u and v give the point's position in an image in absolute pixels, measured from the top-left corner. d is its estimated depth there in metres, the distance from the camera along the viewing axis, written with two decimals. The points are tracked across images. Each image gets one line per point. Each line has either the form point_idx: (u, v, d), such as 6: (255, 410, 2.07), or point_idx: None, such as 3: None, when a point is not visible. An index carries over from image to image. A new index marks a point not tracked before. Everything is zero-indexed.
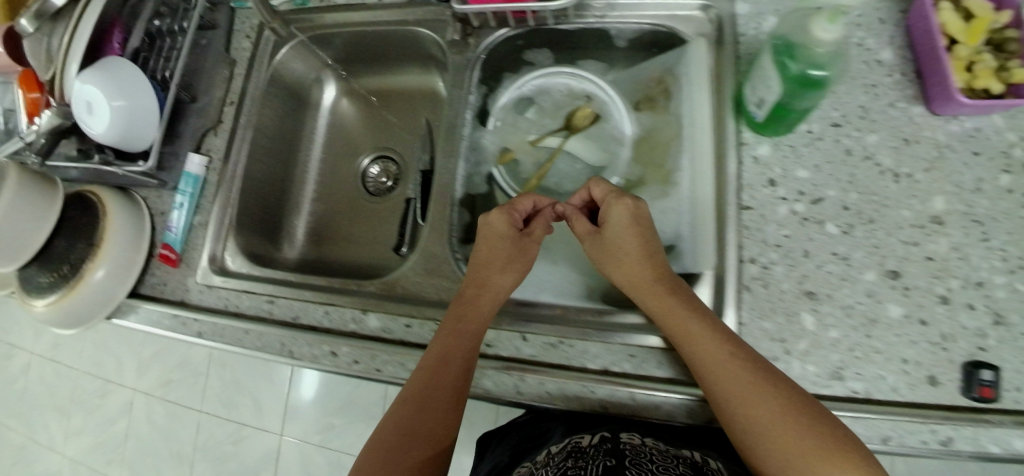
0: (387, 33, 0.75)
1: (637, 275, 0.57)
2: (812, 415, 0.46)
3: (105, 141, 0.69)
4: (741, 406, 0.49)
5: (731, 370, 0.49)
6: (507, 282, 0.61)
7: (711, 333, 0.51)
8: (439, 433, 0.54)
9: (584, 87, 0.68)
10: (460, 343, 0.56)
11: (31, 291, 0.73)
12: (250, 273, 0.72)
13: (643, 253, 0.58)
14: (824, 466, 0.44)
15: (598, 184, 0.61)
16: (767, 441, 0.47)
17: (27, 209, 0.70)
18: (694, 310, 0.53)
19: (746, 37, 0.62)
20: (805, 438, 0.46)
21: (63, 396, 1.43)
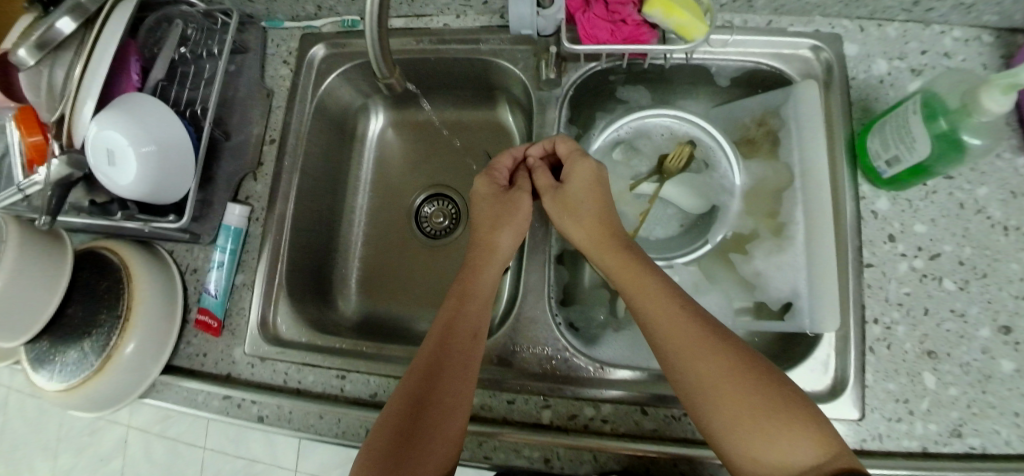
0: (453, 61, 0.67)
1: (594, 233, 0.55)
2: (769, 375, 0.45)
3: (131, 194, 0.59)
4: (693, 366, 0.46)
5: (683, 327, 0.47)
6: (510, 241, 0.58)
7: (666, 291, 0.50)
8: (447, 413, 0.49)
9: (688, 131, 0.63)
10: (468, 310, 0.55)
11: (43, 374, 0.62)
12: (309, 342, 0.63)
13: (599, 211, 0.55)
14: (772, 426, 0.42)
15: (562, 141, 0.58)
16: (711, 401, 0.44)
17: (34, 274, 0.59)
18: (650, 268, 0.52)
19: (857, 80, 0.60)
20: (755, 397, 0.43)
21: (47, 433, 1.22)
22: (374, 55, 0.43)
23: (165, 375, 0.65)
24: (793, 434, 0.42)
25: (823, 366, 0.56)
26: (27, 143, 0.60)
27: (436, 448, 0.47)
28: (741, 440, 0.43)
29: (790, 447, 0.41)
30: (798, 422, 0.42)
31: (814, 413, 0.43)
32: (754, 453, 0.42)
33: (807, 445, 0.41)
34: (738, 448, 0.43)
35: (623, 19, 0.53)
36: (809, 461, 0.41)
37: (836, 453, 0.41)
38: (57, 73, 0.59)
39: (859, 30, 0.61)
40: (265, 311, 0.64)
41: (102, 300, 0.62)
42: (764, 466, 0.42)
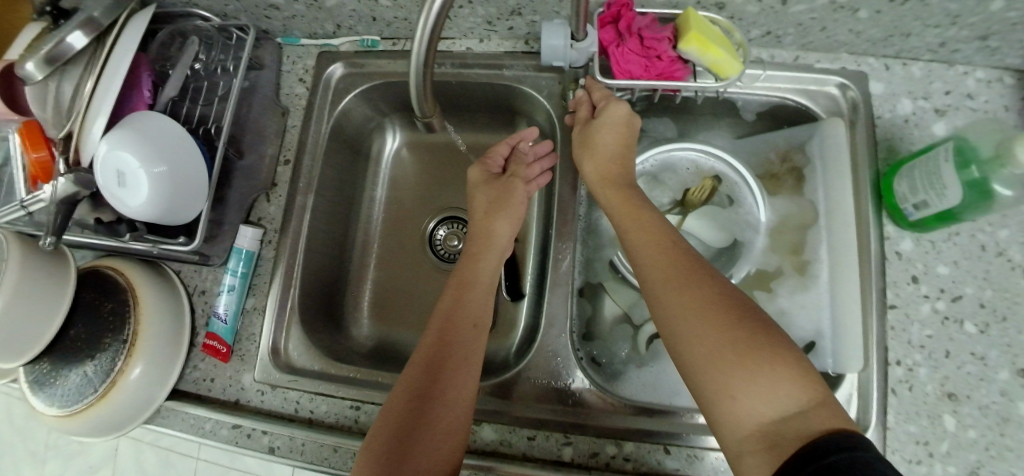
0: (476, 85, 0.66)
1: (600, 172, 0.56)
2: (759, 320, 0.42)
3: (142, 216, 0.56)
4: (678, 303, 0.44)
5: (674, 269, 0.47)
6: (506, 228, 0.61)
7: (662, 237, 0.50)
8: (458, 398, 0.50)
9: (715, 166, 0.65)
10: (470, 299, 0.56)
11: (43, 398, 0.59)
12: (320, 369, 0.62)
13: (614, 163, 0.56)
14: (754, 367, 0.40)
15: (596, 87, 0.57)
16: (690, 335, 0.43)
17: (35, 295, 0.56)
18: (650, 217, 0.52)
19: (882, 119, 0.60)
20: (739, 337, 0.41)
21: (34, 440, 1.04)
22: (415, 83, 0.41)
23: (170, 401, 0.63)
24: (777, 377, 0.39)
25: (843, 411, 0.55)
26: (32, 159, 0.58)
27: (447, 431, 0.48)
28: (719, 379, 0.41)
29: (771, 389, 0.39)
30: (784, 366, 0.40)
31: (803, 362, 0.40)
32: (731, 391, 0.40)
33: (789, 390, 0.39)
34: (714, 387, 0.41)
35: (659, 54, 0.53)
36: (790, 409, 0.38)
37: (821, 403, 0.38)
38: (66, 89, 0.56)
39: (884, 68, 0.61)
40: (276, 338, 0.62)
41: (106, 323, 0.60)
42: (740, 407, 0.39)
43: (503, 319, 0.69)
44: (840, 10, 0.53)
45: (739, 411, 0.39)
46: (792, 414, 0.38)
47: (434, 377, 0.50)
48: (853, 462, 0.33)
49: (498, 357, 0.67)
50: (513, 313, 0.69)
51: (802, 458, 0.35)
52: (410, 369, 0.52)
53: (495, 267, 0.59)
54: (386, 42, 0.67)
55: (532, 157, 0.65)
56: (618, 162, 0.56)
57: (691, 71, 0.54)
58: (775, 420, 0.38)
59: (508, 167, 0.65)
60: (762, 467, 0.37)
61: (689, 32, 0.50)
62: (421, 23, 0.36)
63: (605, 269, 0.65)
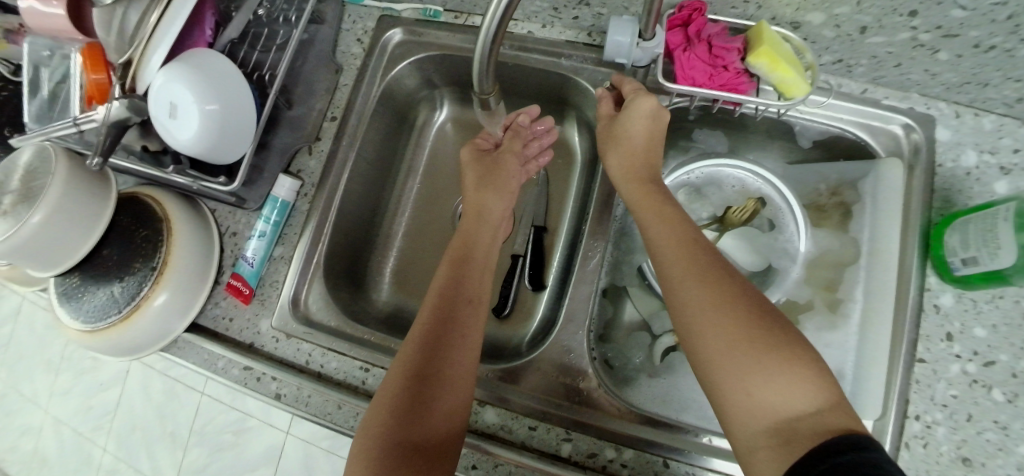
0: (532, 70, 0.65)
1: (624, 161, 0.56)
2: (773, 316, 0.42)
3: (189, 151, 0.57)
4: (693, 295, 0.44)
5: (693, 262, 0.46)
6: (497, 204, 0.62)
7: (683, 231, 0.48)
8: (460, 365, 0.51)
9: (761, 189, 0.64)
10: (469, 272, 0.57)
11: (69, 311, 0.61)
12: (336, 326, 0.62)
13: (641, 154, 0.55)
14: (770, 365, 0.39)
15: (625, 82, 0.57)
16: (701, 330, 0.42)
17: (74, 210, 0.57)
18: (669, 209, 0.51)
19: (943, 168, 0.57)
20: (754, 334, 0.41)
21: (52, 350, 1.07)
22: (482, 52, 0.40)
23: (188, 332, 0.65)
24: (793, 376, 0.39)
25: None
26: (90, 81, 0.58)
27: (449, 397, 0.49)
28: (734, 377, 0.40)
29: (787, 387, 0.38)
30: (797, 365, 0.39)
31: (817, 361, 0.40)
32: (748, 388, 0.39)
33: (805, 389, 0.38)
34: (730, 384, 0.40)
35: (725, 65, 0.51)
36: (805, 408, 0.38)
37: (836, 404, 0.38)
38: (132, 16, 0.57)
39: (954, 115, 0.58)
40: (298, 289, 0.63)
41: (138, 249, 0.61)
42: (755, 404, 0.39)
43: (521, 307, 0.70)
44: (919, 47, 0.51)
45: (754, 410, 0.39)
46: (809, 414, 0.38)
47: (436, 356, 0.50)
48: (865, 466, 0.32)
49: (509, 345, 0.67)
50: (532, 304, 0.70)
51: (812, 458, 0.35)
52: (416, 328, 0.53)
53: (490, 242, 0.61)
54: (448, 14, 0.67)
55: (529, 134, 0.67)
56: (645, 155, 0.55)
57: (756, 87, 0.53)
58: (789, 418, 0.38)
59: (501, 145, 0.66)
60: (772, 465, 0.37)
61: (761, 46, 0.48)
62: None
63: (632, 276, 0.65)
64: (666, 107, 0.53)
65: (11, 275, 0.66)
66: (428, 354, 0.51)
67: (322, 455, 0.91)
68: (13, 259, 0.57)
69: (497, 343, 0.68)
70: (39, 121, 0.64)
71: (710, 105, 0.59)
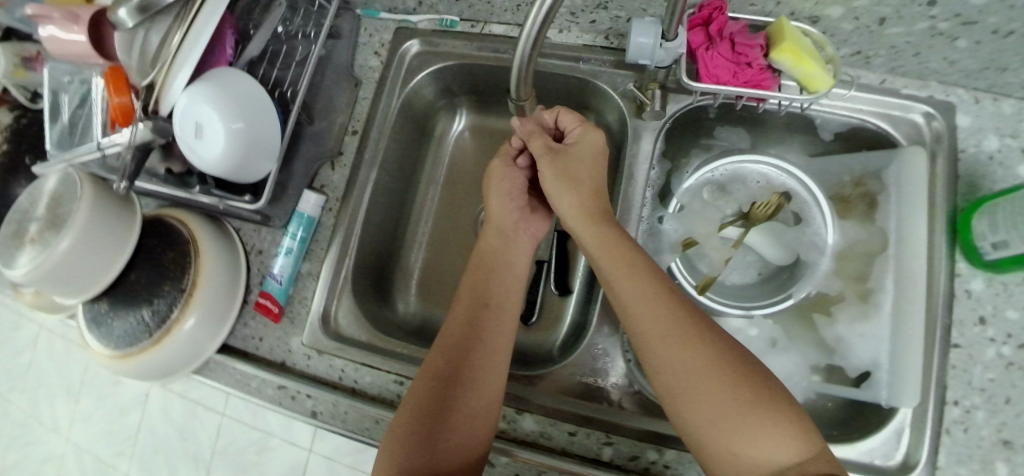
0: (549, 75, 0.65)
1: (583, 203, 0.56)
2: (754, 369, 0.44)
3: (215, 170, 0.58)
4: (676, 355, 0.45)
5: (672, 322, 0.46)
6: (499, 210, 0.62)
7: (656, 285, 0.49)
8: (489, 374, 0.52)
9: (785, 182, 0.62)
10: (497, 280, 0.58)
11: (99, 337, 0.61)
12: (366, 339, 0.62)
13: (591, 193, 0.57)
14: (754, 425, 0.41)
15: (566, 117, 0.59)
16: (687, 391, 0.43)
17: (101, 236, 0.57)
18: (635, 258, 0.51)
19: (965, 153, 0.58)
20: (738, 391, 0.42)
21: (70, 374, 1.06)
22: (518, 65, 0.38)
23: (218, 353, 0.64)
24: (776, 432, 0.40)
25: (891, 446, 0.54)
26: (114, 104, 0.58)
27: (477, 407, 0.50)
28: (719, 443, 0.42)
29: (773, 445, 0.40)
30: (781, 419, 0.41)
31: (797, 411, 0.42)
32: (735, 451, 0.41)
33: (789, 445, 0.40)
34: (718, 448, 0.42)
35: (749, 62, 0.51)
36: (789, 461, 0.40)
37: (816, 453, 0.40)
38: (153, 38, 0.57)
39: (973, 101, 0.59)
40: (328, 304, 0.63)
41: (167, 271, 0.61)
42: (743, 463, 0.41)
43: (549, 312, 0.70)
44: (938, 36, 0.52)
45: (742, 466, 0.41)
46: (792, 467, 0.40)
47: (460, 361, 0.52)
48: None
49: (541, 351, 0.67)
50: (560, 308, 0.70)
51: None
52: (439, 343, 0.54)
53: (512, 250, 0.61)
54: (464, 24, 0.67)
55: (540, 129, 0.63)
56: (596, 190, 0.57)
57: (779, 82, 0.53)
58: (776, 471, 0.40)
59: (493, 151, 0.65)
60: None
61: (785, 41, 0.48)
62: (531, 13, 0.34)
63: None
64: (607, 137, 0.57)
65: (36, 303, 0.66)
66: (455, 367, 0.51)
67: (347, 471, 0.91)
68: (41, 287, 0.57)
69: (530, 349, 0.68)
70: (61, 147, 0.64)
71: (732, 102, 0.59)
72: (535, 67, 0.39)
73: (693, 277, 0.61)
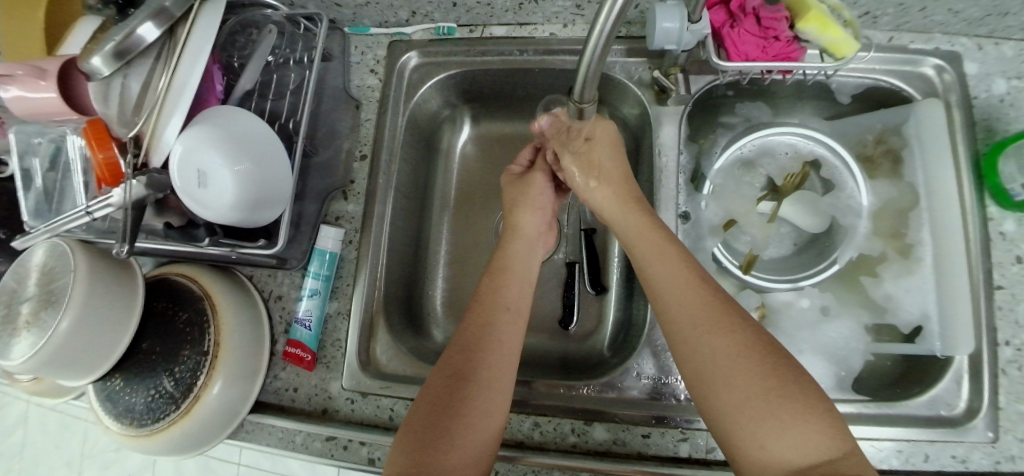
0: (559, 72, 0.64)
1: (616, 189, 0.57)
2: (789, 365, 0.43)
3: (225, 219, 0.53)
4: (710, 344, 0.45)
5: (703, 310, 0.46)
6: (532, 220, 0.61)
7: (689, 276, 0.49)
8: (495, 377, 0.48)
9: (814, 150, 0.63)
10: (512, 280, 0.55)
11: (118, 417, 0.55)
12: (410, 372, 0.59)
13: (618, 187, 0.57)
14: (785, 417, 0.40)
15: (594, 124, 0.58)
16: (721, 380, 0.43)
17: (103, 309, 0.51)
18: (671, 248, 0.51)
19: (978, 100, 0.59)
20: (770, 384, 0.42)
21: (69, 448, 0.98)
22: (587, 65, 0.35)
23: (252, 414, 0.60)
24: (808, 429, 0.40)
25: (953, 394, 0.54)
26: (99, 161, 0.51)
27: (475, 411, 0.46)
28: (746, 431, 0.41)
29: (803, 437, 0.39)
30: (814, 416, 0.40)
31: (832, 411, 0.41)
32: (761, 439, 0.40)
33: (820, 439, 0.39)
34: (743, 434, 0.41)
35: (777, 35, 0.50)
36: (820, 457, 0.39)
37: (849, 453, 0.39)
38: (133, 85, 0.51)
39: (977, 48, 0.60)
40: (364, 341, 0.60)
41: (183, 335, 0.55)
42: (770, 453, 0.40)
43: (587, 313, 0.68)
44: None
45: (768, 461, 0.40)
46: (822, 462, 0.39)
47: (471, 359, 0.49)
48: None
49: (590, 355, 0.65)
50: (599, 308, 0.68)
51: None
52: (451, 346, 0.50)
53: (527, 257, 0.58)
54: (463, 29, 0.65)
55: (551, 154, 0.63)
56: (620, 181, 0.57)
57: (805, 52, 0.52)
58: (804, 466, 0.39)
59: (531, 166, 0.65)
60: None
61: (810, 11, 0.48)
62: (602, 13, 0.31)
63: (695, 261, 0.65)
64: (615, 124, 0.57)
65: (39, 389, 0.59)
66: (468, 370, 0.48)
67: None
68: (43, 373, 0.51)
69: (579, 354, 0.66)
70: (40, 216, 0.58)
71: (758, 77, 0.58)
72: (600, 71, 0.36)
73: (734, 258, 0.61)
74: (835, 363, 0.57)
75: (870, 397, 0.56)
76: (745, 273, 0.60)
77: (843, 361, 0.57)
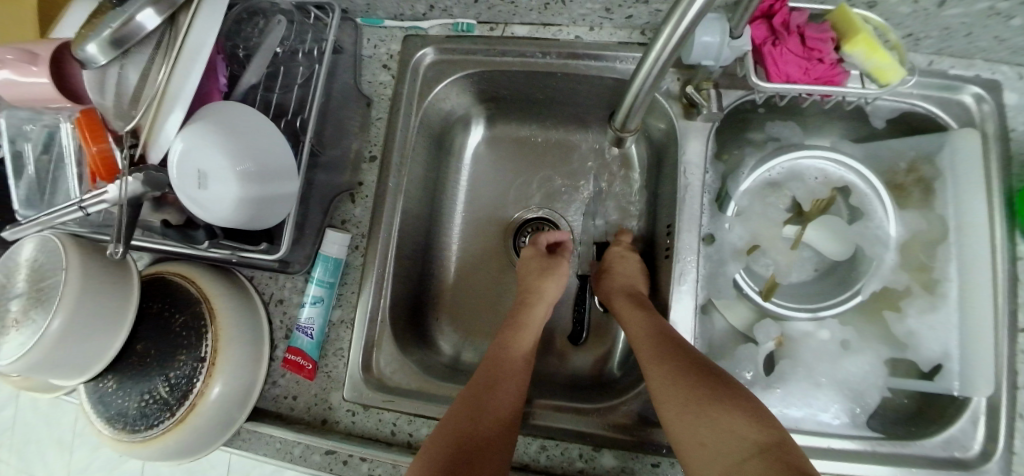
0: (581, 78, 0.61)
1: (612, 282, 0.60)
2: (724, 376, 0.48)
3: (225, 220, 0.50)
4: (658, 363, 0.50)
5: (653, 339, 0.51)
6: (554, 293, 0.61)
7: (647, 317, 0.54)
8: (505, 406, 0.51)
9: (845, 176, 0.60)
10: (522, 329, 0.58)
11: (111, 421, 0.53)
12: (414, 385, 0.57)
13: (616, 278, 0.60)
14: (717, 415, 0.45)
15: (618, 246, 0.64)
16: (664, 392, 0.48)
17: (95, 309, 0.48)
18: (636, 302, 0.57)
19: (1016, 132, 0.56)
20: (707, 388, 0.46)
21: (60, 428, 0.95)
22: (659, 54, 0.35)
23: (249, 421, 0.58)
24: (738, 422, 0.44)
25: (969, 435, 0.52)
26: (91, 154, 0.48)
27: (487, 429, 0.49)
28: (690, 433, 0.45)
29: (732, 432, 0.44)
30: (744, 410, 0.44)
31: (762, 409, 0.45)
32: (699, 436, 0.45)
33: (751, 432, 0.43)
34: (687, 436, 0.46)
35: (821, 57, 0.48)
36: (751, 446, 0.43)
37: (778, 444, 0.42)
38: (130, 76, 0.47)
39: (1019, 77, 0.57)
40: (368, 352, 0.58)
41: (178, 339, 0.53)
42: (707, 451, 0.44)
43: (596, 329, 0.66)
44: (995, 16, 0.50)
45: (710, 456, 0.44)
46: (754, 452, 0.42)
47: (484, 392, 0.52)
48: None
49: (599, 374, 0.63)
50: (609, 324, 0.66)
51: None
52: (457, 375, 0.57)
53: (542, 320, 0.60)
54: (483, 27, 0.62)
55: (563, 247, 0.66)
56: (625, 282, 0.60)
57: (847, 75, 0.50)
58: (741, 457, 0.42)
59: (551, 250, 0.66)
60: None
61: (858, 33, 0.46)
62: (662, 36, 0.33)
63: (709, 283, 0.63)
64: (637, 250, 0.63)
65: (26, 385, 0.57)
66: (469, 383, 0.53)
67: None
68: (33, 373, 0.48)
69: (588, 374, 0.64)
70: (31, 206, 0.54)
71: (799, 97, 0.56)
72: (650, 99, 0.42)
73: (755, 283, 0.60)
74: (849, 396, 0.56)
75: (884, 434, 0.54)
76: (767, 302, 0.58)
77: (858, 394, 0.56)
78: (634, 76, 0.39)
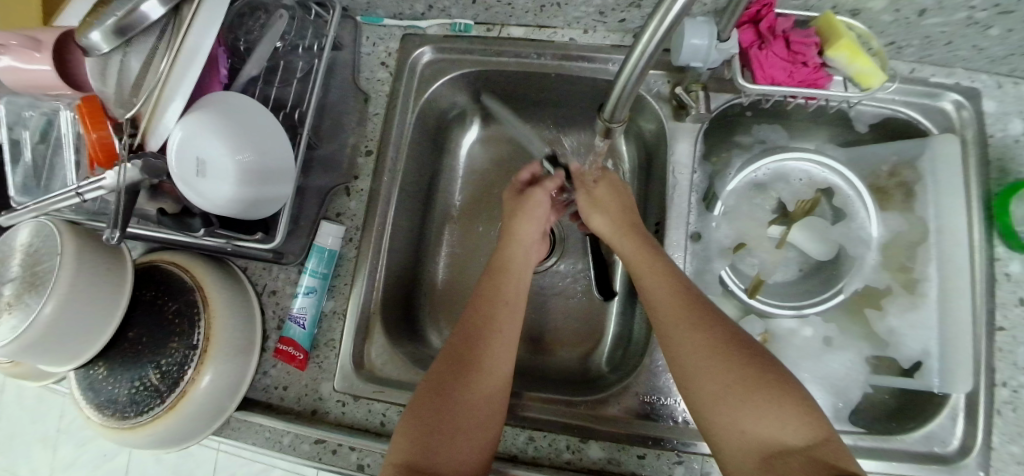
0: (575, 79, 0.62)
1: (617, 223, 0.57)
2: (764, 360, 0.45)
3: (222, 210, 0.50)
4: (692, 342, 0.47)
5: (686, 313, 0.48)
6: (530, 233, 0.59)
7: (676, 286, 0.50)
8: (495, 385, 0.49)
9: (829, 178, 0.62)
10: (503, 283, 0.55)
11: (100, 408, 0.53)
12: (406, 376, 0.58)
13: (621, 223, 0.57)
14: (760, 406, 0.43)
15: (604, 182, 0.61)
16: (702, 374, 0.45)
17: (87, 298, 0.49)
18: (665, 268, 0.52)
19: (993, 139, 0.58)
20: (749, 376, 0.44)
21: (48, 423, 0.94)
22: (647, 47, 0.36)
23: (239, 411, 0.58)
24: (784, 417, 0.42)
25: (948, 431, 0.53)
26: (91, 139, 0.49)
27: (475, 402, 0.48)
28: (729, 421, 0.44)
29: (779, 425, 0.42)
30: (790, 405, 0.43)
31: (807, 403, 0.43)
32: (741, 426, 0.43)
33: (797, 428, 0.42)
34: (723, 422, 0.44)
35: (805, 61, 0.50)
36: (795, 442, 0.42)
37: (824, 441, 0.42)
38: (133, 64, 0.47)
39: (996, 86, 0.59)
40: (359, 342, 0.58)
41: (171, 327, 0.53)
42: (749, 442, 0.43)
43: (587, 326, 0.67)
44: (972, 26, 0.52)
45: (746, 445, 0.43)
46: (799, 449, 0.41)
47: (472, 367, 0.49)
48: None
49: (587, 371, 0.64)
50: (599, 319, 0.67)
51: None
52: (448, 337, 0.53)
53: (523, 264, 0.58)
54: (480, 27, 0.63)
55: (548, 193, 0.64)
56: (622, 221, 0.57)
57: (830, 79, 0.52)
58: (783, 452, 0.42)
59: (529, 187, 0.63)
60: None
61: (841, 39, 0.48)
62: (647, 32, 0.35)
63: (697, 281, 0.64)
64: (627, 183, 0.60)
65: (17, 373, 0.57)
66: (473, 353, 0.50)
67: None
68: (24, 359, 0.48)
69: (578, 369, 0.65)
70: (27, 192, 0.55)
71: (784, 101, 0.58)
72: (636, 95, 0.43)
73: (740, 281, 0.61)
74: (832, 393, 0.57)
75: (865, 430, 0.55)
76: (754, 300, 0.59)
77: (840, 390, 0.57)
78: (621, 72, 0.40)
